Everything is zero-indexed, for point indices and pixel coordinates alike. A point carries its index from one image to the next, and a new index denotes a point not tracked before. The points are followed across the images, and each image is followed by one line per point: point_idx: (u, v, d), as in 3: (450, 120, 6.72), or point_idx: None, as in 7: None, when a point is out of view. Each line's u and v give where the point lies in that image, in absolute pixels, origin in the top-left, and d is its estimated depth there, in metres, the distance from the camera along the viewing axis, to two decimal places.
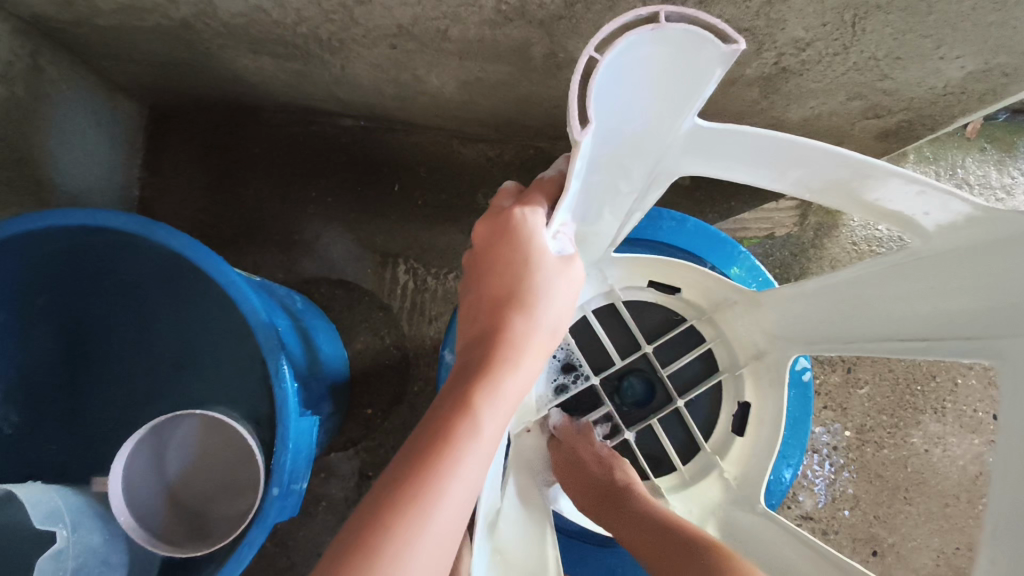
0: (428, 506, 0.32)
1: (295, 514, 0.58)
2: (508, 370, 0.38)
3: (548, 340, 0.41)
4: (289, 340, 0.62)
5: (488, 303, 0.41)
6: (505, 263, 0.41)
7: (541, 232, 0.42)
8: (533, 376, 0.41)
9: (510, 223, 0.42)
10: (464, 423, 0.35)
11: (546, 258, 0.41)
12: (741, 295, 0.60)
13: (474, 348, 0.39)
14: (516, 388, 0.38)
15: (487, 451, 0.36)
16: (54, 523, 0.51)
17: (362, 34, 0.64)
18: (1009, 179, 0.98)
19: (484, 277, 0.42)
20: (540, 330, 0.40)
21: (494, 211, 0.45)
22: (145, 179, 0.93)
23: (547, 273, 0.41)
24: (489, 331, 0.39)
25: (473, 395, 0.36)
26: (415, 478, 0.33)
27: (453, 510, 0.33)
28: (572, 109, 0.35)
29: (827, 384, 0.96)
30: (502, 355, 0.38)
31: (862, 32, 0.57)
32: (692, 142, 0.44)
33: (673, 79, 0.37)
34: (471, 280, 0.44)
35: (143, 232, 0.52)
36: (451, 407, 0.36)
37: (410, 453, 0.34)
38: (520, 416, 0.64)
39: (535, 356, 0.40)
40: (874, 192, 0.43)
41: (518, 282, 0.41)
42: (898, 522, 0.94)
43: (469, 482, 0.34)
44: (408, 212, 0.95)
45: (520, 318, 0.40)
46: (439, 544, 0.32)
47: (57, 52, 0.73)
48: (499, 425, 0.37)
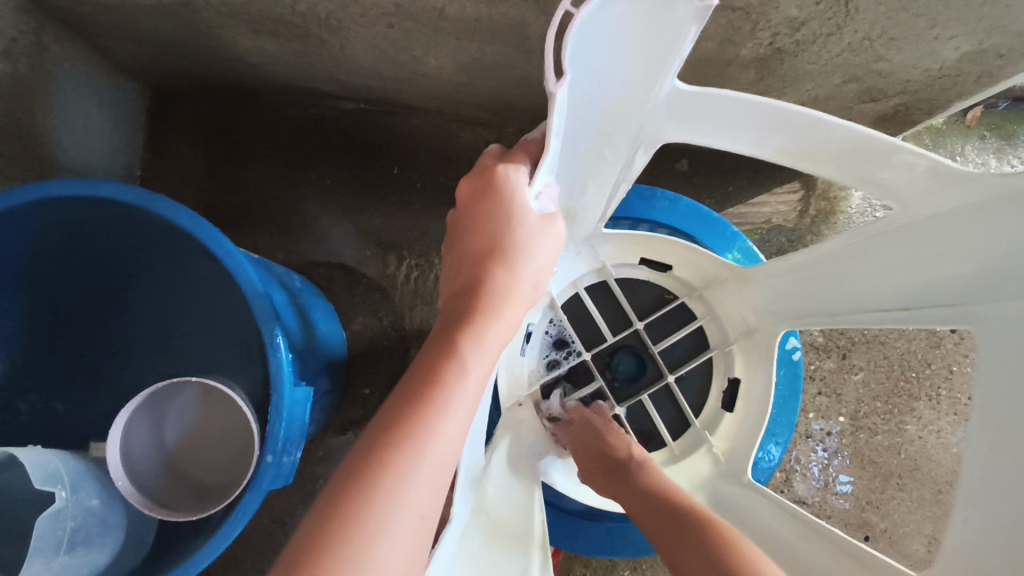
0: (420, 447, 0.34)
1: (288, 484, 0.59)
2: (491, 320, 0.40)
3: (528, 292, 0.43)
4: (284, 312, 0.63)
5: (471, 258, 0.42)
6: (488, 220, 0.42)
7: (522, 188, 0.42)
8: (514, 327, 0.42)
9: (493, 179, 0.42)
10: (451, 369, 0.37)
11: (528, 214, 0.42)
12: (729, 271, 0.61)
13: (458, 300, 0.41)
14: (498, 336, 0.40)
15: (473, 395, 0.38)
16: (53, 485, 0.52)
17: (360, 13, 0.65)
18: (1008, 167, 0.98)
19: (468, 234, 0.43)
20: (520, 283, 0.42)
21: (476, 169, 0.45)
22: (147, 160, 0.95)
23: (529, 229, 0.42)
24: (472, 285, 0.41)
25: (458, 344, 0.38)
26: (407, 422, 0.34)
27: (444, 449, 0.35)
28: (546, 67, 0.35)
29: (822, 369, 0.96)
30: (485, 307, 0.40)
31: (855, 11, 0.58)
32: (674, 108, 0.45)
33: (648, 38, 0.37)
34: (453, 236, 0.45)
35: (141, 203, 0.53)
36: (437, 356, 0.37)
37: (400, 400, 0.36)
38: (512, 388, 0.65)
39: (516, 306, 0.42)
40: (855, 156, 0.44)
41: (501, 237, 0.42)
42: (891, 507, 0.95)
43: (457, 424, 0.36)
44: (406, 194, 0.96)
45: (502, 272, 0.41)
46: (433, 481, 0.35)
47: (60, 30, 0.74)
48: (484, 372, 0.39)
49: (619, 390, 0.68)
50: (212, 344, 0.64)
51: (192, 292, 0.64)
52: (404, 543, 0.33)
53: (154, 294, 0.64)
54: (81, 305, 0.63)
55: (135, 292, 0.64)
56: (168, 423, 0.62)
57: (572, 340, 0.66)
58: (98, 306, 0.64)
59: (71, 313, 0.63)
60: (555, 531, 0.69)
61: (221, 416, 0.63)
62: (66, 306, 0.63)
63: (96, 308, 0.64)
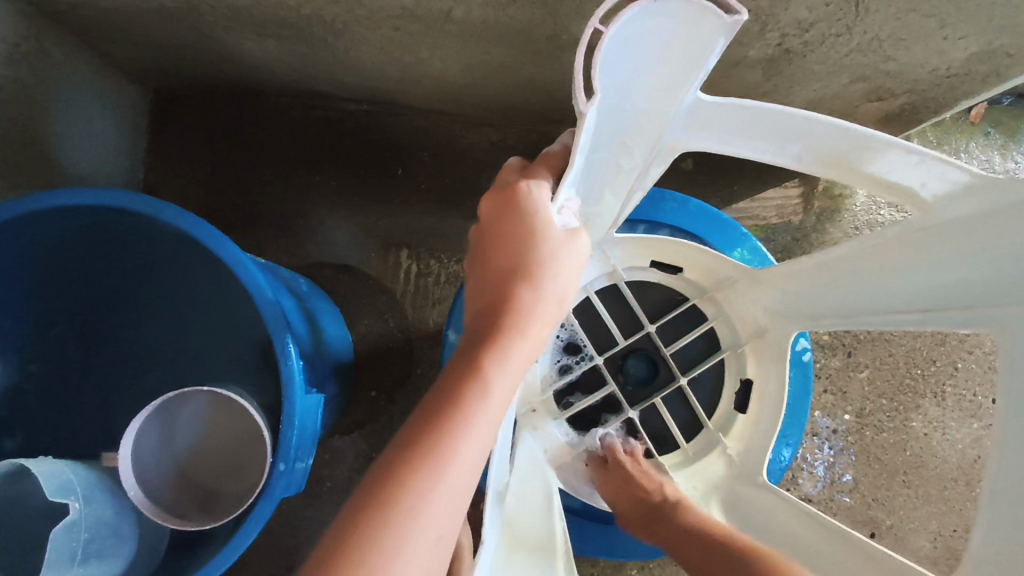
0: (441, 465, 0.34)
1: (299, 492, 0.59)
2: (516, 338, 0.39)
3: (553, 309, 0.43)
4: (293, 319, 0.63)
5: (494, 275, 0.42)
6: (511, 236, 0.42)
7: (545, 205, 0.42)
8: (539, 344, 0.42)
9: (515, 196, 0.43)
10: (474, 388, 0.36)
11: (552, 230, 0.42)
12: (741, 273, 0.61)
13: (480, 318, 0.41)
14: (523, 355, 0.40)
15: (497, 416, 0.37)
16: (66, 496, 0.52)
17: (366, 16, 0.64)
18: (1012, 164, 0.98)
19: (491, 250, 0.43)
20: (545, 300, 0.42)
21: (498, 186, 0.46)
22: (150, 163, 0.94)
23: (553, 245, 0.42)
24: (496, 302, 0.41)
25: (482, 362, 0.38)
26: (428, 440, 0.34)
27: (466, 470, 0.35)
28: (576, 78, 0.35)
29: (827, 367, 0.96)
30: (509, 324, 0.39)
31: (865, 12, 0.57)
32: (694, 118, 0.45)
33: (677, 48, 0.37)
34: (476, 253, 0.45)
35: (150, 211, 0.52)
36: (461, 373, 0.37)
37: (423, 417, 0.36)
38: (525, 395, 0.65)
39: (540, 324, 0.41)
40: (877, 165, 0.44)
41: (524, 254, 0.41)
42: (897, 504, 0.95)
43: (481, 444, 0.36)
44: (411, 196, 0.95)
45: (526, 289, 0.41)
46: (454, 501, 0.34)
47: (62, 35, 0.73)
48: (508, 392, 0.38)
49: (631, 393, 0.68)
50: (220, 351, 0.64)
51: (203, 299, 0.63)
52: (422, 563, 0.32)
53: (162, 301, 0.64)
54: (89, 313, 0.63)
55: (146, 298, 0.64)
56: (177, 430, 0.62)
57: (585, 345, 0.67)
58: (106, 312, 0.64)
59: (79, 320, 0.63)
60: (567, 534, 0.69)
61: (230, 422, 0.63)
62: (74, 314, 0.62)
63: (104, 315, 0.64)
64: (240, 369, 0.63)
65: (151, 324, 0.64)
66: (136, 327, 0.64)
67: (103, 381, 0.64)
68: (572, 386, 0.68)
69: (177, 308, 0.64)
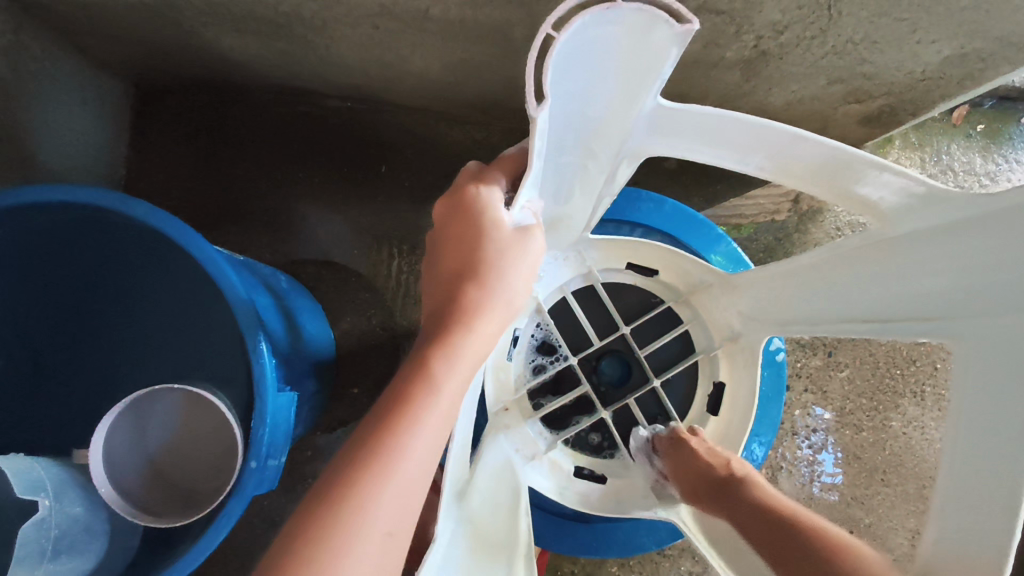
0: (387, 465, 0.34)
1: (274, 487, 0.59)
2: (465, 338, 0.40)
3: (505, 309, 0.43)
4: (268, 316, 0.63)
5: (446, 276, 0.43)
6: (462, 238, 0.43)
7: (496, 206, 0.43)
8: (491, 344, 0.42)
9: (466, 200, 0.43)
10: (420, 388, 0.37)
11: (501, 229, 0.43)
12: (715, 278, 0.62)
13: (432, 320, 0.41)
14: (473, 353, 0.40)
15: (447, 414, 0.37)
16: (36, 493, 0.52)
17: (343, 13, 0.64)
18: (993, 166, 0.98)
19: (443, 253, 0.44)
20: (496, 300, 0.42)
21: (452, 190, 0.46)
22: (132, 158, 0.94)
23: (502, 243, 0.42)
24: (446, 303, 0.41)
25: (430, 362, 0.38)
26: (374, 440, 0.35)
27: (414, 468, 0.35)
28: (527, 92, 0.35)
29: (808, 367, 0.97)
30: (457, 323, 0.40)
31: (838, 15, 0.58)
32: (655, 125, 0.45)
33: (632, 57, 0.37)
34: (430, 256, 0.45)
35: (120, 207, 0.52)
36: (410, 374, 0.37)
37: (372, 419, 0.36)
38: (499, 393, 0.65)
39: (491, 323, 0.42)
40: (835, 174, 0.44)
41: (474, 254, 0.42)
42: (875, 503, 0.96)
43: (428, 442, 0.36)
44: (394, 193, 0.95)
45: (475, 288, 0.41)
46: (401, 501, 0.34)
47: (40, 29, 0.73)
48: (458, 390, 0.38)
49: (605, 393, 0.68)
50: (193, 349, 0.63)
51: (176, 297, 0.63)
52: (370, 561, 0.33)
53: (137, 298, 0.63)
54: (64, 309, 0.63)
55: (121, 297, 0.63)
56: (153, 426, 0.62)
57: (559, 345, 0.67)
58: (82, 310, 0.63)
59: (54, 317, 0.63)
60: (542, 534, 0.69)
61: (208, 419, 0.63)
62: (48, 310, 0.62)
63: (80, 312, 0.63)
64: (213, 367, 0.63)
65: (123, 323, 0.64)
66: (110, 323, 0.64)
67: (80, 377, 0.65)
68: (547, 387, 0.68)
69: (149, 306, 0.64)
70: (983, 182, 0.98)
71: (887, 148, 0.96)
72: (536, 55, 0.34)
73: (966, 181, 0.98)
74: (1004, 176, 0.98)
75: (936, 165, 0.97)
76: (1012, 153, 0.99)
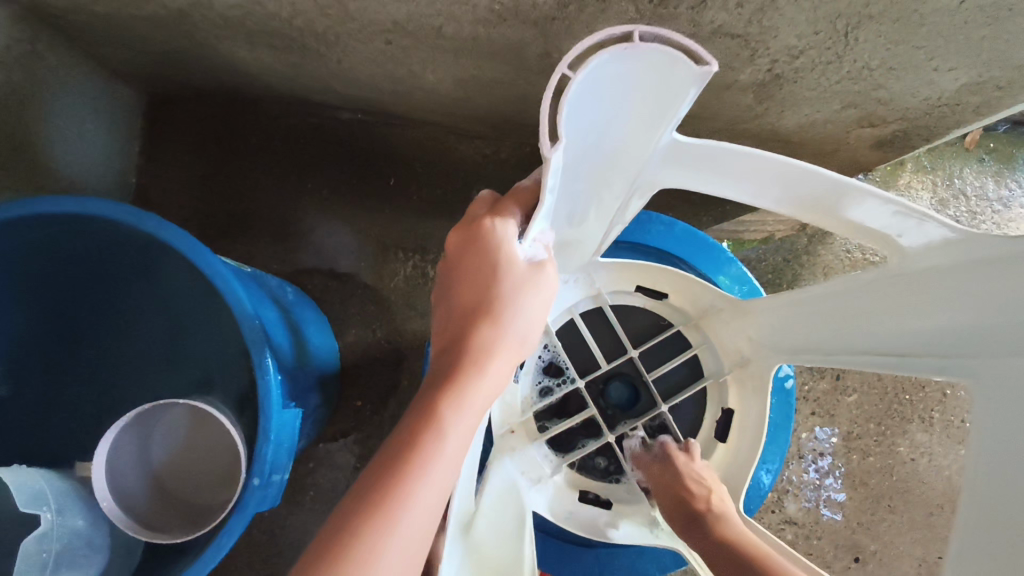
0: (395, 512, 0.33)
1: (276, 505, 0.58)
2: (477, 378, 0.39)
3: (517, 347, 0.43)
4: (275, 331, 0.62)
5: (459, 313, 0.42)
6: (475, 274, 0.42)
7: (510, 241, 0.43)
8: (502, 382, 0.42)
9: (480, 233, 0.43)
10: (430, 431, 0.36)
11: (514, 266, 0.42)
12: (727, 303, 0.61)
13: (443, 358, 0.41)
14: (484, 393, 0.39)
15: (456, 456, 0.37)
16: (38, 507, 0.52)
17: (358, 29, 0.64)
18: (1006, 191, 0.98)
19: (456, 287, 0.43)
20: (508, 338, 0.42)
21: (466, 220, 0.46)
22: (143, 165, 0.94)
23: (515, 280, 0.42)
24: (458, 340, 0.41)
25: (440, 403, 0.37)
26: (383, 486, 0.34)
27: (422, 514, 0.34)
28: (541, 131, 0.35)
29: (815, 390, 0.96)
30: (470, 364, 0.39)
31: (854, 42, 0.57)
32: (671, 157, 0.44)
33: (651, 95, 0.37)
34: (442, 288, 0.45)
35: (131, 221, 0.52)
36: (420, 416, 0.37)
37: (381, 462, 0.35)
38: (505, 416, 0.64)
39: (503, 361, 0.41)
40: (854, 211, 0.44)
41: (488, 290, 0.42)
42: (882, 530, 0.95)
43: (438, 488, 0.35)
44: (403, 206, 0.95)
45: (488, 326, 0.41)
46: (410, 549, 0.34)
47: (56, 38, 0.73)
48: (468, 432, 0.38)
49: (612, 417, 0.67)
50: (199, 362, 0.63)
51: (182, 310, 0.62)
52: None
53: (144, 310, 0.63)
54: (71, 320, 0.63)
55: (126, 309, 0.63)
56: (154, 443, 0.62)
57: (566, 367, 0.66)
58: (89, 320, 0.63)
59: (60, 328, 0.62)
60: (544, 557, 0.69)
61: (206, 438, 0.63)
62: (55, 319, 0.62)
63: (86, 322, 0.63)
64: (217, 382, 0.63)
65: (130, 335, 0.64)
66: (117, 335, 0.64)
67: (85, 387, 0.65)
68: (552, 410, 0.68)
69: (154, 319, 0.63)
70: (996, 208, 0.97)
71: (900, 171, 0.96)
72: (552, 93, 0.34)
73: (978, 206, 0.97)
74: (1017, 202, 0.97)
75: (948, 190, 0.97)
76: None
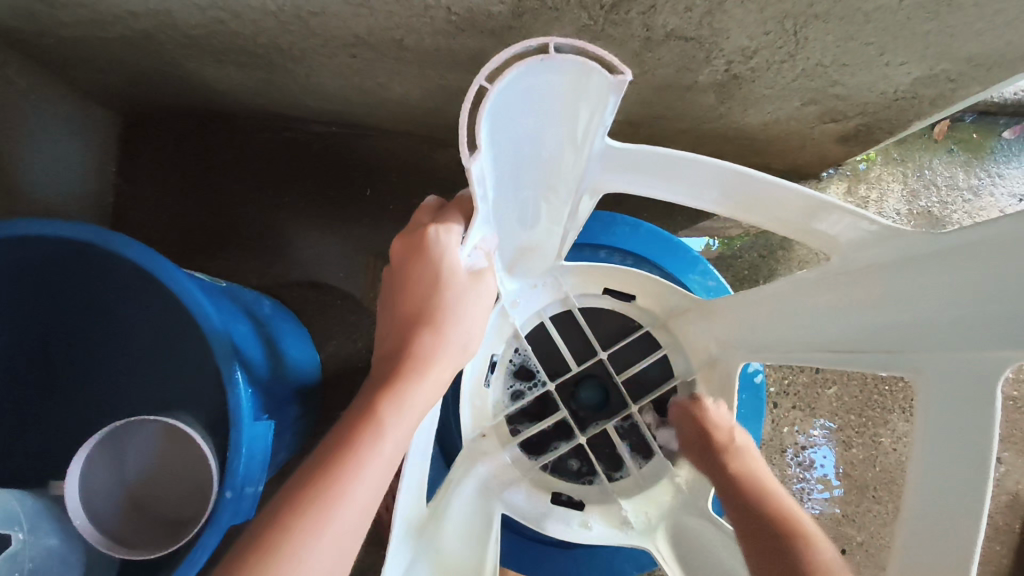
0: (329, 509, 0.35)
1: (250, 518, 0.59)
2: (416, 382, 0.42)
3: (456, 354, 0.46)
4: (248, 345, 0.63)
5: (401, 321, 0.45)
6: (418, 282, 0.45)
7: (453, 249, 0.45)
8: (442, 387, 0.44)
9: (423, 241, 0.45)
10: (368, 431, 0.38)
11: (456, 274, 0.45)
12: (692, 302, 0.63)
13: (384, 364, 0.43)
14: (423, 397, 0.42)
15: (392, 456, 0.39)
16: (9, 527, 0.53)
17: (321, 43, 0.65)
18: (976, 181, 0.99)
19: (400, 295, 0.46)
20: (447, 346, 0.44)
21: (411, 227, 0.48)
22: (120, 185, 0.94)
23: (456, 289, 0.45)
24: (399, 348, 0.44)
25: (379, 405, 0.40)
26: (319, 483, 0.36)
27: (356, 511, 0.36)
28: (463, 141, 0.36)
29: (795, 384, 0.97)
30: (411, 369, 0.42)
31: (805, 40, 0.58)
32: (609, 163, 0.46)
33: (575, 102, 0.39)
34: (388, 295, 0.47)
35: (97, 241, 0.53)
36: (360, 417, 0.39)
37: (318, 463, 0.37)
38: (476, 421, 0.65)
39: (442, 367, 0.44)
40: (789, 211, 0.46)
41: (430, 299, 0.44)
42: (867, 521, 0.95)
43: (373, 486, 0.37)
44: (380, 216, 0.96)
45: (429, 334, 0.44)
46: (341, 545, 0.35)
47: (26, 63, 0.74)
48: (406, 434, 0.40)
49: (584, 419, 0.67)
50: (170, 379, 0.64)
51: (150, 327, 0.63)
52: None
53: (114, 328, 0.63)
54: (45, 341, 0.63)
55: (98, 328, 0.64)
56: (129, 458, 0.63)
57: (538, 370, 0.67)
58: (63, 338, 0.64)
59: (35, 350, 0.63)
60: (523, 561, 0.69)
61: (182, 456, 0.64)
62: (29, 340, 0.62)
63: (60, 341, 0.64)
64: (190, 399, 0.63)
65: (103, 355, 0.65)
66: (91, 355, 0.65)
67: (60, 407, 0.65)
68: (524, 414, 0.68)
69: (125, 339, 0.64)
70: (967, 197, 0.98)
71: (869, 164, 0.97)
72: (473, 104, 0.36)
73: (949, 196, 0.98)
74: (988, 190, 0.98)
75: (919, 181, 0.98)
76: (995, 168, 0.99)
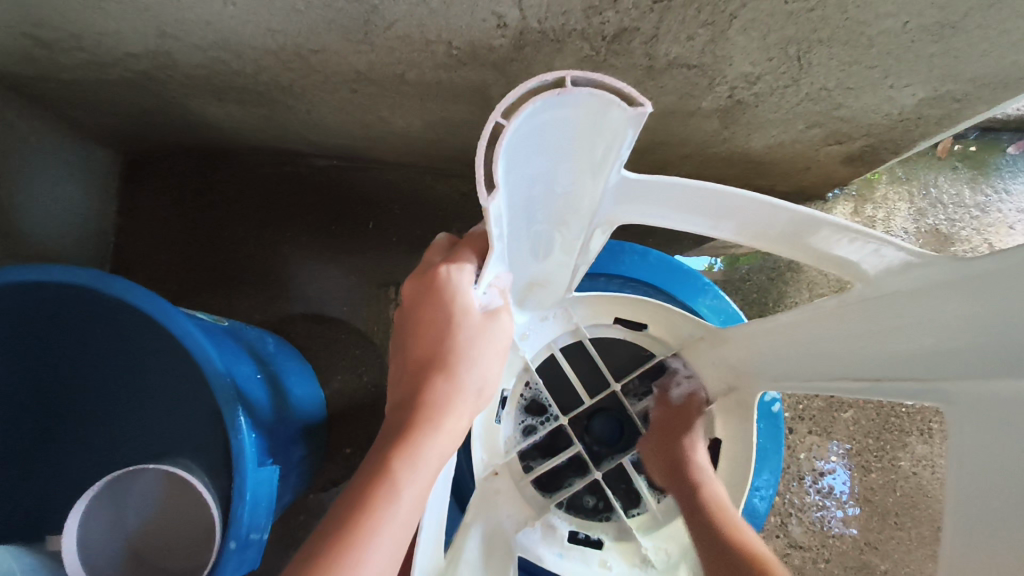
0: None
1: (255, 568, 0.57)
2: (429, 434, 0.40)
3: (472, 400, 0.44)
4: (252, 386, 0.61)
5: (415, 365, 0.44)
6: (430, 325, 0.44)
7: (465, 288, 0.44)
8: (458, 435, 0.43)
9: (434, 281, 0.44)
10: (382, 490, 0.37)
11: (469, 315, 0.44)
12: (705, 331, 0.61)
13: (399, 412, 0.42)
14: (438, 449, 0.41)
15: (407, 515, 0.38)
16: None
17: (321, 80, 0.65)
18: (983, 197, 0.98)
19: (413, 337, 0.45)
20: (463, 391, 0.43)
21: (423, 268, 0.47)
22: (121, 223, 0.94)
23: (470, 330, 0.44)
24: (413, 394, 0.42)
25: (393, 462, 0.38)
26: (330, 552, 0.34)
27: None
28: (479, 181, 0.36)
29: (810, 409, 0.95)
30: (426, 419, 0.41)
31: (808, 65, 0.58)
32: (625, 195, 0.45)
33: (591, 136, 0.38)
34: (402, 336, 0.46)
35: (98, 285, 0.52)
36: (373, 474, 0.38)
37: (331, 527, 0.36)
38: (489, 456, 0.63)
39: (458, 415, 0.42)
40: (813, 239, 0.45)
41: (443, 343, 0.43)
42: (890, 548, 0.92)
43: (386, 550, 0.36)
44: (383, 248, 0.95)
45: (444, 380, 0.42)
46: None
47: (27, 107, 0.74)
48: (421, 490, 0.39)
49: (597, 453, 0.66)
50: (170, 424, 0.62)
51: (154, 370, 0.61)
52: None
53: (114, 372, 0.62)
54: (42, 387, 0.62)
55: (97, 373, 0.62)
56: (130, 504, 0.61)
57: (549, 404, 0.65)
58: (63, 382, 0.62)
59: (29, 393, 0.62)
60: None
61: (180, 503, 0.61)
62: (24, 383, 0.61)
63: (57, 387, 0.62)
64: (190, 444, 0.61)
65: (101, 399, 0.63)
66: (89, 399, 0.63)
67: (56, 456, 0.63)
68: (537, 449, 0.66)
69: (123, 382, 0.62)
70: (974, 214, 0.98)
71: (874, 183, 0.96)
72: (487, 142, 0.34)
73: (956, 213, 0.97)
74: (995, 207, 0.98)
75: (924, 200, 0.97)
76: (1001, 184, 0.98)
